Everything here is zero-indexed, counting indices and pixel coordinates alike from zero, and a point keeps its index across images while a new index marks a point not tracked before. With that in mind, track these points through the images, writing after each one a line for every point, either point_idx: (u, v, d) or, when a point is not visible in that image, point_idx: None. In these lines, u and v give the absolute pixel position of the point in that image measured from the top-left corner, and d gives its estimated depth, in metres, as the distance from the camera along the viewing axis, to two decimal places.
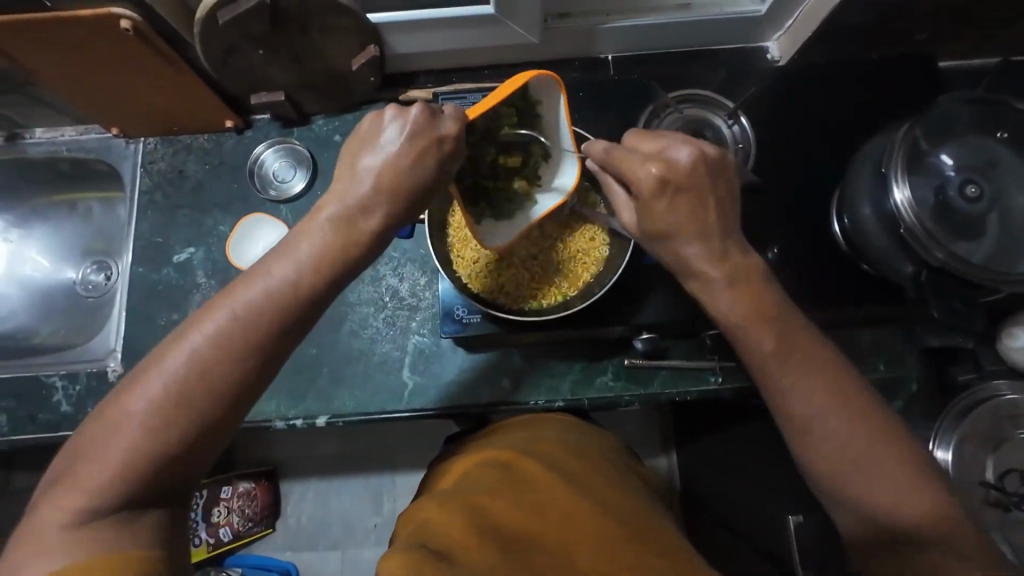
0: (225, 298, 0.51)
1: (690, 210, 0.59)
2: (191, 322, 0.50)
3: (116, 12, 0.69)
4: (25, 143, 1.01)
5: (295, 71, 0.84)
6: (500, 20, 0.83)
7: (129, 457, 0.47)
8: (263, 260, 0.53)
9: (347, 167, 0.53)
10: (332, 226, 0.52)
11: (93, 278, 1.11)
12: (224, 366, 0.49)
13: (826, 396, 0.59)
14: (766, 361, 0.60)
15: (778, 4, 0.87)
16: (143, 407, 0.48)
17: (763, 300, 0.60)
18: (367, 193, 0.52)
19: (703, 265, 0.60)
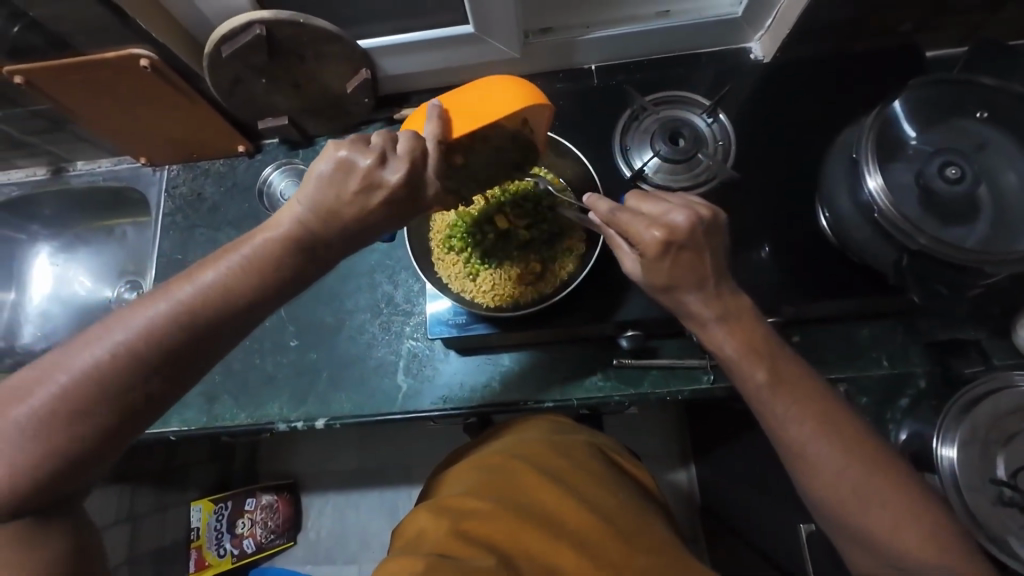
0: (159, 291, 0.54)
1: (690, 268, 0.59)
2: (110, 322, 0.52)
3: (136, 53, 0.78)
4: (67, 175, 1.13)
5: (295, 96, 0.92)
6: (480, 38, 0.88)
7: (30, 442, 0.49)
8: (201, 262, 0.56)
9: (304, 191, 0.56)
10: (274, 244, 0.56)
11: (128, 296, 1.22)
12: (137, 362, 0.51)
13: (814, 426, 0.58)
14: (761, 393, 0.60)
15: (754, 4, 0.88)
16: (48, 391, 0.49)
17: (745, 331, 0.61)
18: (317, 225, 0.57)
19: (700, 309, 0.61)
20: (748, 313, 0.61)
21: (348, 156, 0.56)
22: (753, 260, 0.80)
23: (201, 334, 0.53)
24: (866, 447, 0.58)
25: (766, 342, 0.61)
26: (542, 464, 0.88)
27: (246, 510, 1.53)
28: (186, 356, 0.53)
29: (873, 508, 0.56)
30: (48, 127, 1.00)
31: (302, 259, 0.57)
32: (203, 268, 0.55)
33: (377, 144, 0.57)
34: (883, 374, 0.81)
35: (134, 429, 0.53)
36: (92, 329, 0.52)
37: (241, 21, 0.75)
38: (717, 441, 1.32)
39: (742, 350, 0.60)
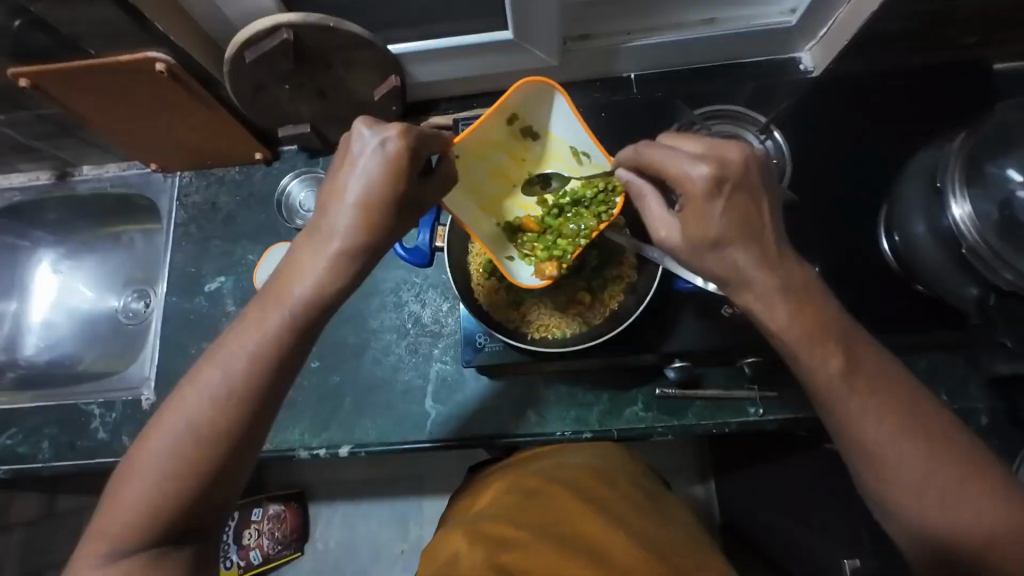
0: (236, 329, 0.52)
1: (745, 213, 0.51)
2: (201, 365, 0.52)
3: (152, 56, 0.72)
4: (73, 181, 1.07)
5: (320, 104, 0.86)
6: (518, 45, 0.83)
7: (154, 488, 0.50)
8: (269, 289, 0.53)
9: (329, 188, 0.52)
10: (304, 268, 0.51)
11: (135, 305, 1.17)
12: (219, 418, 0.50)
13: (892, 421, 0.51)
14: (834, 384, 0.51)
15: (811, 13, 0.83)
16: (153, 463, 0.50)
17: (834, 342, 0.52)
18: (337, 231, 0.50)
19: (756, 276, 0.52)
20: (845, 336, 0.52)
21: (347, 146, 0.52)
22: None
23: (273, 375, 0.51)
24: (949, 444, 0.50)
25: (858, 350, 0.53)
26: (577, 486, 0.86)
27: (254, 522, 1.48)
28: (269, 391, 0.52)
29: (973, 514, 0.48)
30: (54, 132, 0.94)
31: (335, 274, 0.51)
32: (250, 318, 0.52)
33: (358, 121, 0.51)
34: None
35: (236, 477, 0.53)
36: (174, 395, 0.52)
37: (267, 26, 0.70)
38: (743, 460, 1.28)
39: (813, 349, 0.52)
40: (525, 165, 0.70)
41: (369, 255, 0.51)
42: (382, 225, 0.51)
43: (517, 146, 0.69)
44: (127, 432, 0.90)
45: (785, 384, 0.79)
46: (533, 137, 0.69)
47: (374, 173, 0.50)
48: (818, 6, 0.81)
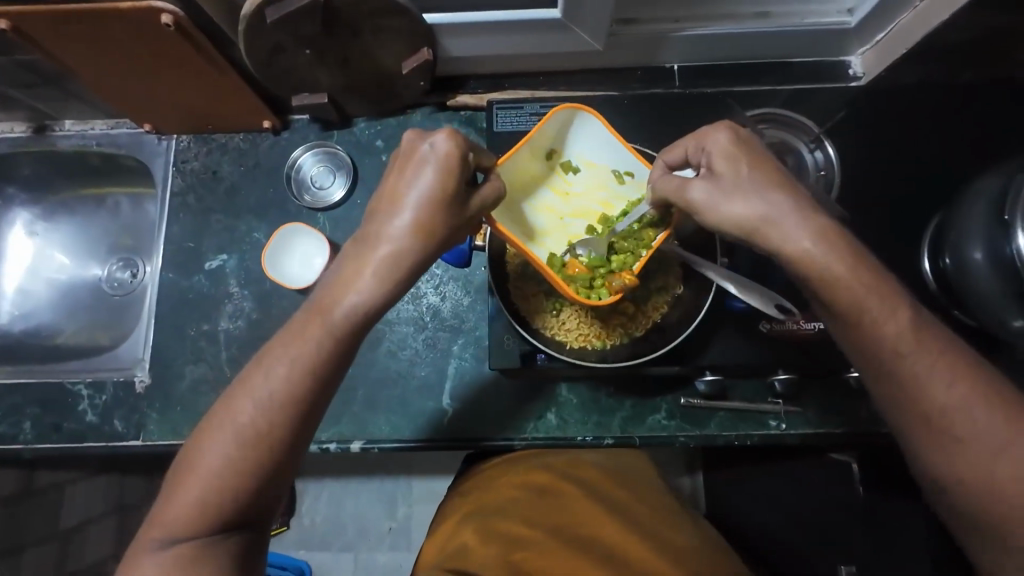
0: (288, 335, 0.51)
1: (762, 160, 0.51)
2: (253, 369, 0.52)
3: (157, 5, 0.63)
4: (53, 136, 0.97)
5: (341, 73, 0.79)
6: (565, 26, 0.76)
7: (209, 484, 0.51)
8: (320, 297, 0.52)
9: (382, 198, 0.51)
10: (358, 275, 0.50)
11: (120, 275, 1.08)
12: (278, 417, 0.51)
13: (969, 393, 0.48)
14: (903, 346, 0.48)
15: (873, 16, 0.79)
16: (215, 459, 0.50)
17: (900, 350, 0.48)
18: (390, 238, 0.49)
19: (791, 220, 0.48)
20: (907, 355, 0.48)
21: (403, 157, 0.51)
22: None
23: (330, 375, 0.52)
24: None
25: (918, 342, 0.48)
26: (601, 492, 0.85)
27: None
28: (321, 393, 0.52)
29: None
30: (33, 80, 0.84)
31: (391, 282, 0.50)
32: (305, 324, 0.50)
33: (407, 132, 0.52)
34: None
35: (291, 468, 0.54)
36: (232, 393, 0.52)
37: None
38: None
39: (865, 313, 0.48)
40: (571, 198, 0.70)
41: (421, 262, 0.50)
42: (434, 232, 0.50)
43: (559, 181, 0.70)
44: (119, 416, 0.84)
45: (809, 400, 0.79)
46: (572, 169, 0.69)
47: (426, 178, 0.49)
48: (883, 10, 0.77)
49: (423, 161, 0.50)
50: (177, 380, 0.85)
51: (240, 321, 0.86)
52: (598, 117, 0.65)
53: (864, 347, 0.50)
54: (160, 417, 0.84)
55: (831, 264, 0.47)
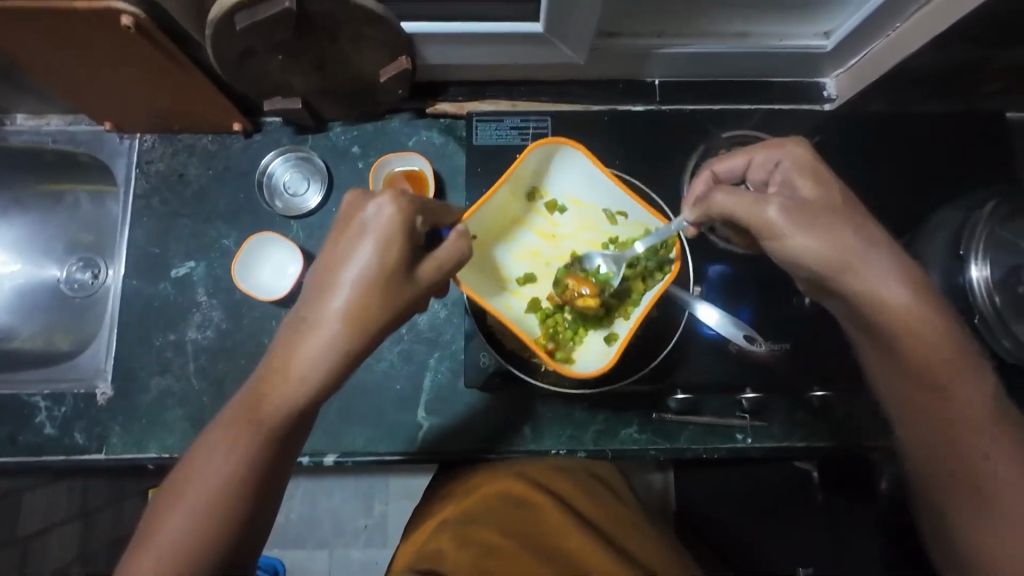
0: (233, 408, 0.48)
1: (829, 181, 0.52)
2: (202, 445, 0.49)
3: (116, 6, 0.59)
4: (7, 131, 0.93)
5: (315, 78, 0.76)
6: (547, 40, 0.75)
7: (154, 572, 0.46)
8: (262, 369, 0.48)
9: (322, 268, 0.48)
10: (300, 350, 0.46)
11: (80, 276, 1.03)
12: (227, 493, 0.47)
13: (986, 428, 0.50)
14: (949, 381, 0.49)
15: (848, 41, 0.80)
16: (162, 546, 0.46)
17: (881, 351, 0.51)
18: (330, 318, 0.46)
19: (882, 256, 0.48)
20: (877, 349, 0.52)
21: (343, 225, 0.48)
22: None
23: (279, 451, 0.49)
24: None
25: (957, 376, 0.49)
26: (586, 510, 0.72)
27: None
28: (275, 458, 0.49)
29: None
30: None
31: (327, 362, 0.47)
32: (250, 400, 0.47)
33: (349, 193, 0.49)
34: None
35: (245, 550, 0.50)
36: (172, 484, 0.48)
37: None
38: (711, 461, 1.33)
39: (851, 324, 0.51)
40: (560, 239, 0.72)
41: (370, 334, 0.47)
42: (374, 309, 0.47)
43: (547, 220, 0.71)
44: (79, 429, 0.81)
45: (774, 414, 0.81)
46: (559, 208, 0.71)
47: (366, 248, 0.46)
48: (858, 35, 0.78)
49: (363, 231, 0.47)
50: (142, 391, 0.82)
51: (209, 331, 0.84)
52: (577, 150, 0.65)
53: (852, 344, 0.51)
54: (124, 429, 0.81)
55: (913, 304, 0.47)
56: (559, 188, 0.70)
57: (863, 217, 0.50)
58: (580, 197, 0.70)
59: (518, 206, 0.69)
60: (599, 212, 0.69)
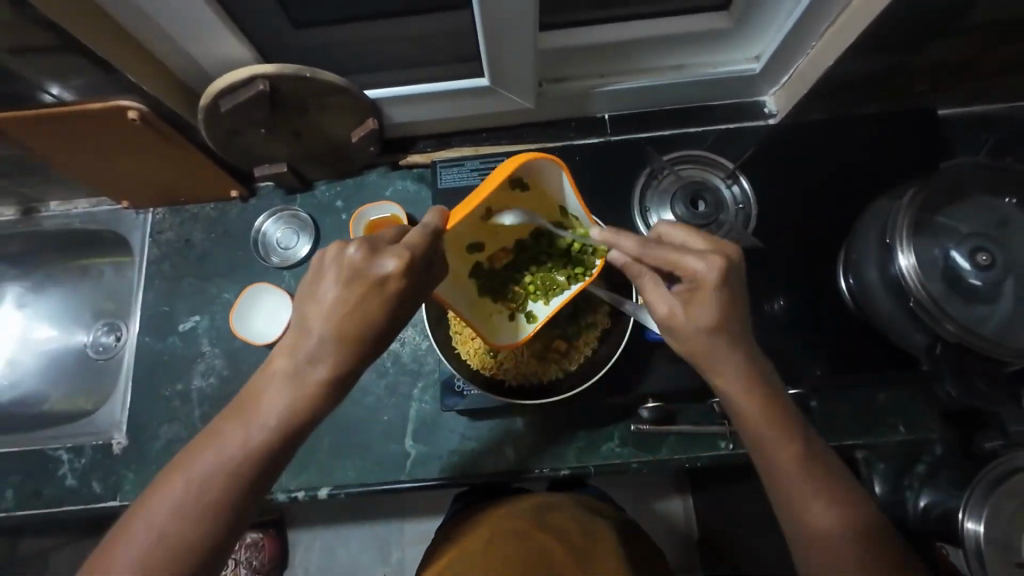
0: (247, 404, 0.51)
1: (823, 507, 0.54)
2: (223, 423, 0.50)
3: (124, 104, 0.70)
4: (40, 216, 1.05)
5: (297, 144, 0.87)
6: (494, 90, 0.85)
7: (169, 528, 0.47)
8: (265, 379, 0.51)
9: (330, 293, 0.50)
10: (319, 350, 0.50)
11: (105, 339, 1.14)
12: (243, 467, 0.49)
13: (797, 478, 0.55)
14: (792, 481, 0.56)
15: (775, 61, 0.86)
16: (167, 504, 0.47)
17: (772, 456, 0.56)
18: (315, 344, 0.50)
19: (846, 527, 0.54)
20: (761, 366, 0.58)
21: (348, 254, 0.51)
22: (768, 314, 0.81)
23: (259, 479, 0.50)
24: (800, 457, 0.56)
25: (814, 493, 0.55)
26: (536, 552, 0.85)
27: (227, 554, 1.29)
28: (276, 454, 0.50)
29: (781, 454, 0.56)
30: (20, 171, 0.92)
31: (302, 389, 0.50)
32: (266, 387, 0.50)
33: (351, 244, 0.51)
34: (901, 440, 0.81)
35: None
36: (126, 523, 0.48)
37: (244, 75, 0.70)
38: (705, 485, 1.24)
39: (723, 344, 0.57)
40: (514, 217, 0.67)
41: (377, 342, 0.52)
42: (358, 338, 0.50)
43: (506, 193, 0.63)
44: (96, 478, 0.87)
45: None
46: (522, 188, 0.63)
47: (370, 278, 0.50)
48: (782, 55, 0.84)
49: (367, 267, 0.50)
50: (151, 438, 0.89)
51: (212, 378, 0.91)
52: (564, 172, 0.59)
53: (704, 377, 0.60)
54: (137, 476, 0.87)
55: (819, 516, 0.54)
56: (535, 180, 0.62)
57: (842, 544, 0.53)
58: (552, 190, 0.64)
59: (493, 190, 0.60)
60: (549, 195, 0.65)
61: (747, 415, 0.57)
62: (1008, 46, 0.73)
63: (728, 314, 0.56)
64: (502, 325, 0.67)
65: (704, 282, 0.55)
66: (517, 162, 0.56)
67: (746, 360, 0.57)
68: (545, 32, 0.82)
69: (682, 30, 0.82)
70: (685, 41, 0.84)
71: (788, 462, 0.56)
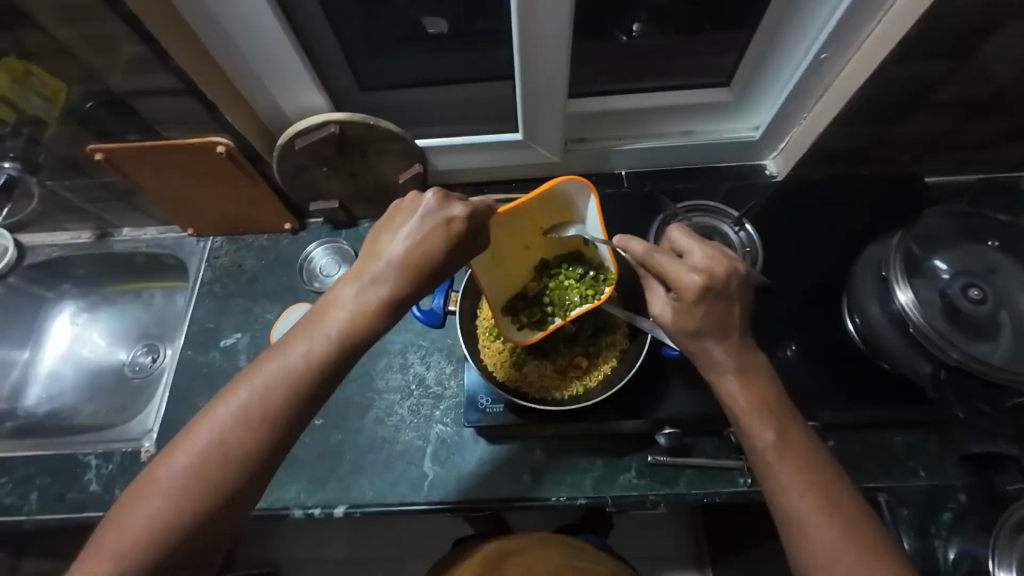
0: (309, 324, 0.58)
1: (817, 506, 0.56)
2: (288, 339, 0.58)
3: (216, 140, 0.83)
4: (110, 240, 1.16)
5: (351, 183, 0.99)
6: (527, 144, 0.98)
7: (231, 429, 0.54)
8: (327, 303, 0.59)
9: (396, 233, 0.59)
10: (378, 281, 0.58)
11: (142, 360, 1.20)
12: (299, 379, 0.55)
13: (791, 471, 0.57)
14: (780, 469, 0.58)
15: (772, 129, 0.98)
16: (231, 407, 0.54)
17: (753, 438, 0.60)
18: (381, 269, 0.58)
19: (828, 527, 0.55)
20: (756, 363, 0.62)
21: (418, 203, 0.60)
22: (779, 359, 0.84)
23: (319, 385, 0.56)
24: (798, 452, 0.59)
25: (803, 487, 0.57)
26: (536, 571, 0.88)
27: None
28: (330, 371, 0.57)
29: (777, 447, 0.59)
30: (109, 197, 1.05)
31: (364, 308, 0.58)
32: (327, 309, 0.58)
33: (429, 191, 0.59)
34: (923, 485, 0.80)
35: (262, 481, 0.56)
36: (197, 418, 0.55)
37: (319, 121, 0.83)
38: (725, 549, 1.18)
39: (711, 337, 0.62)
40: (545, 240, 0.78)
41: (427, 283, 0.60)
42: (418, 270, 0.58)
43: (542, 217, 0.74)
44: (121, 485, 0.90)
45: None
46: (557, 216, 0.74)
47: (433, 227, 0.58)
48: (778, 124, 0.97)
49: (432, 216, 0.58)
50: None
51: None
52: (595, 198, 0.69)
53: (700, 370, 0.65)
54: None
55: (808, 510, 0.56)
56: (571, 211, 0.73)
57: (840, 543, 0.54)
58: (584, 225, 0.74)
59: (533, 207, 0.71)
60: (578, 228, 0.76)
61: (738, 408, 0.61)
62: (977, 121, 0.84)
63: (719, 315, 0.61)
64: (517, 328, 0.76)
65: (711, 282, 0.60)
66: (559, 182, 0.68)
67: (736, 359, 0.62)
68: (573, 99, 0.97)
69: (690, 100, 0.96)
70: (693, 110, 0.98)
71: (774, 453, 0.58)
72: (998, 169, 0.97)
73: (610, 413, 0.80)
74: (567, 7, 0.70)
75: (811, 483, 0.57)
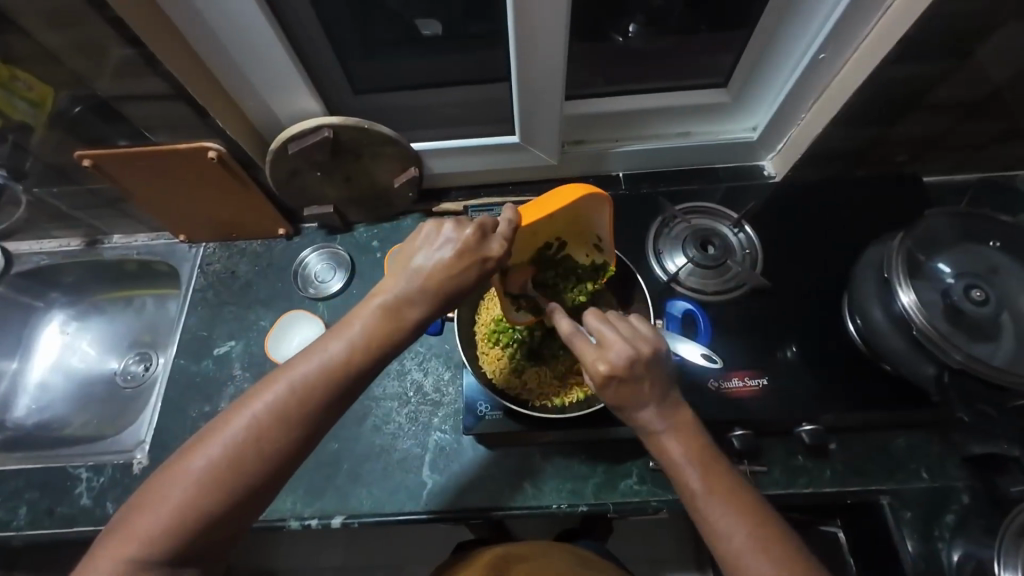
0: (341, 328, 0.58)
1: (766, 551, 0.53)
2: (322, 341, 0.58)
3: (207, 145, 0.82)
4: (100, 247, 1.13)
5: (346, 188, 0.98)
6: (524, 146, 0.97)
7: (257, 430, 0.53)
8: (360, 309, 0.58)
9: (433, 250, 0.59)
10: (410, 295, 0.58)
11: (134, 368, 1.18)
12: (329, 382, 0.55)
13: (727, 515, 0.56)
14: (715, 514, 0.56)
15: (770, 130, 0.98)
16: (260, 406, 0.54)
17: (688, 487, 0.58)
18: (414, 284, 0.58)
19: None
20: (684, 412, 0.61)
21: (459, 224, 0.60)
22: (779, 361, 0.84)
23: (347, 387, 0.56)
24: (732, 494, 0.57)
25: (741, 530, 0.55)
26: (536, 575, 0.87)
27: None
28: (358, 378, 0.57)
29: (709, 492, 0.57)
30: (99, 203, 1.03)
31: (395, 320, 0.58)
32: (362, 315, 0.58)
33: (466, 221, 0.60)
34: (925, 487, 0.79)
35: (277, 485, 0.56)
36: (224, 415, 0.55)
37: (312, 125, 0.82)
38: None
39: (642, 393, 0.60)
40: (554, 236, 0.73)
41: (456, 301, 0.60)
42: (447, 289, 0.59)
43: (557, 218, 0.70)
44: (113, 497, 0.88)
45: (772, 460, 0.82)
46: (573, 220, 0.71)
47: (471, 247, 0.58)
48: (775, 124, 0.96)
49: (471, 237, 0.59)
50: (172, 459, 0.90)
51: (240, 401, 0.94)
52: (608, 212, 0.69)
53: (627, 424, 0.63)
54: None
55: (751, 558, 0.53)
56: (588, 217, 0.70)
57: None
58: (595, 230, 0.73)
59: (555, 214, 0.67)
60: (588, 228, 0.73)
61: (670, 462, 0.59)
62: (975, 120, 0.84)
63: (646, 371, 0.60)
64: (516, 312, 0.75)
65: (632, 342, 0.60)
66: (583, 191, 0.67)
67: (666, 409, 0.60)
68: (570, 101, 0.96)
69: (687, 102, 0.95)
70: (691, 111, 0.97)
71: (704, 498, 0.57)
72: (995, 168, 0.96)
73: (610, 419, 0.79)
74: (563, 8, 0.69)
75: (750, 528, 0.55)
